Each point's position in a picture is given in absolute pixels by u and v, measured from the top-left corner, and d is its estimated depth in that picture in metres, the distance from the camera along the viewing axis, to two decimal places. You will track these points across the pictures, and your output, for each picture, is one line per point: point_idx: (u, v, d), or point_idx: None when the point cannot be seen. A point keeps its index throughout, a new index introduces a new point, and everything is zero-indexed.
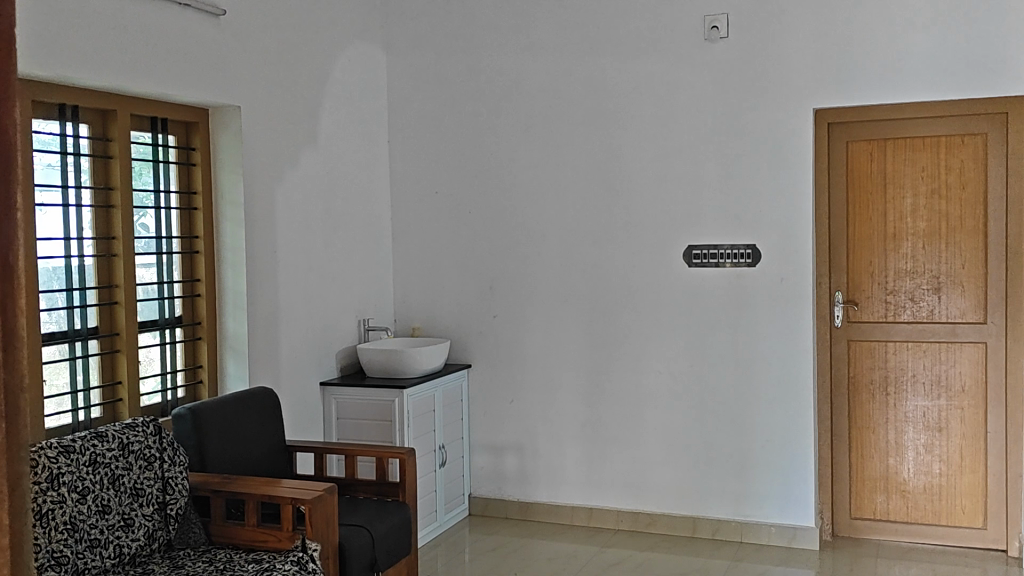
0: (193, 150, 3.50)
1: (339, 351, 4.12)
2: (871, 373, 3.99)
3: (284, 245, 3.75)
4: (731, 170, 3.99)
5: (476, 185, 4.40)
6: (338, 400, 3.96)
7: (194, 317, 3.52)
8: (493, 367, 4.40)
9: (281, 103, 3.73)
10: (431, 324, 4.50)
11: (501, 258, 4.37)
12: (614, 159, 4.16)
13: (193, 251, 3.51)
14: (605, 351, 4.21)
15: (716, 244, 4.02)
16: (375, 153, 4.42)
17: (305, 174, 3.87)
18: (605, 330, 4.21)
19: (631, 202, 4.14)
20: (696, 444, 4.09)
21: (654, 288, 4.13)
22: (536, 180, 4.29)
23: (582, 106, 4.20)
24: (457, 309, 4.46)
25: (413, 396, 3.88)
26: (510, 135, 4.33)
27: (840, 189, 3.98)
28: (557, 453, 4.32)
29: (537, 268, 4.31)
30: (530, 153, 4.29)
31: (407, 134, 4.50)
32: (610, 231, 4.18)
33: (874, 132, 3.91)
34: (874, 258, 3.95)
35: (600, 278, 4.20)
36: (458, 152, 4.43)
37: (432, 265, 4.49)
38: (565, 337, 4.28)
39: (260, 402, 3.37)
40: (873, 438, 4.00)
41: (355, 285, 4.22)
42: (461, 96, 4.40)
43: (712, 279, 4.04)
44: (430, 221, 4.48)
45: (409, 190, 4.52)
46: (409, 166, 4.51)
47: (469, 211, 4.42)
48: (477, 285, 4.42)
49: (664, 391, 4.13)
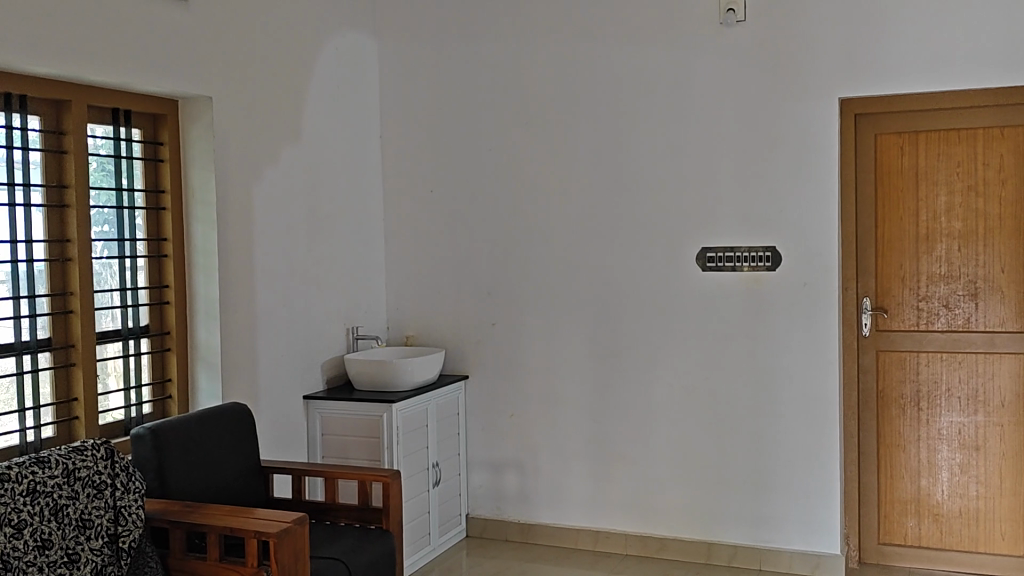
0: (160, 145, 3.22)
1: (326, 362, 3.82)
2: (901, 387, 3.66)
3: (262, 248, 3.46)
4: (748, 166, 3.67)
5: (474, 183, 4.10)
6: (323, 415, 3.66)
7: (162, 327, 3.24)
8: (493, 379, 4.10)
9: (260, 95, 3.45)
10: (426, 333, 4.21)
11: (501, 261, 4.07)
12: (621, 155, 3.85)
13: (160, 254, 3.22)
14: (612, 362, 3.90)
15: (732, 247, 3.71)
16: (366, 149, 4.13)
17: (286, 171, 3.58)
18: (611, 340, 3.90)
19: (640, 201, 3.83)
20: (710, 463, 3.78)
21: (665, 294, 3.81)
22: (538, 178, 3.99)
23: (586, 98, 3.89)
24: (454, 316, 4.16)
25: (403, 411, 3.59)
26: (510, 130, 4.03)
27: (867, 185, 3.64)
28: (561, 471, 4.01)
29: (539, 272, 4.00)
30: (531, 148, 3.99)
31: (400, 129, 4.21)
32: (618, 233, 3.87)
33: (906, 123, 3.58)
34: (904, 262, 3.63)
35: (607, 284, 3.90)
36: (455, 149, 4.13)
37: (427, 270, 4.20)
38: (569, 347, 3.97)
39: (230, 421, 3.08)
40: (904, 457, 3.67)
41: (343, 291, 3.93)
42: (457, 88, 4.11)
43: (728, 284, 3.72)
44: (425, 222, 4.19)
45: (402, 189, 4.22)
46: (403, 163, 4.22)
47: (467, 211, 4.12)
48: (475, 291, 4.12)
49: (676, 405, 3.82)
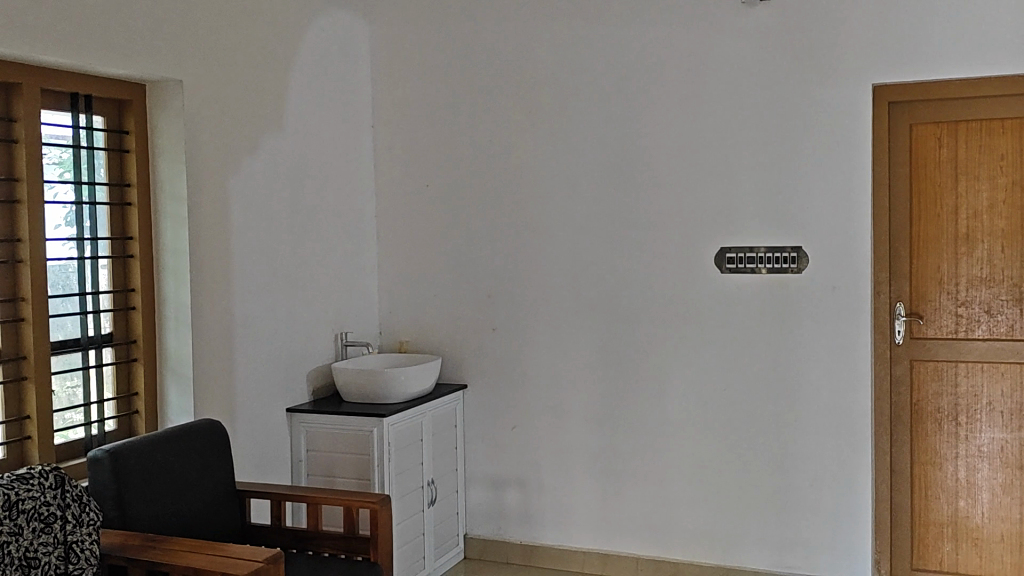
0: (126, 134, 2.91)
1: (312, 371, 3.52)
2: (937, 401, 3.35)
3: (241, 248, 3.16)
4: (771, 159, 3.37)
5: (473, 177, 3.80)
6: (308, 430, 3.36)
7: (128, 335, 2.93)
8: (492, 388, 3.80)
9: (238, 80, 3.15)
10: (421, 338, 3.90)
11: (502, 261, 3.77)
12: (633, 146, 3.54)
13: (126, 255, 2.92)
14: (622, 371, 3.60)
15: (753, 247, 3.41)
16: (357, 139, 3.83)
17: (267, 164, 3.28)
18: (622, 347, 3.60)
19: (654, 197, 3.52)
20: (728, 481, 3.48)
21: (680, 298, 3.51)
22: (543, 171, 3.68)
23: (595, 85, 3.59)
24: (451, 321, 3.86)
25: (395, 425, 3.30)
26: (511, 120, 3.72)
27: (902, 180, 3.32)
28: (566, 489, 3.71)
29: (543, 273, 3.70)
30: (535, 139, 3.69)
31: (394, 118, 3.91)
32: (629, 232, 3.56)
33: (945, 112, 3.27)
34: (942, 263, 3.31)
35: (617, 286, 3.59)
36: (452, 140, 3.82)
37: (423, 271, 3.89)
38: (575, 355, 3.67)
39: (200, 441, 2.80)
40: (940, 476, 3.36)
41: (330, 294, 3.63)
42: (455, 74, 3.80)
43: (750, 287, 3.42)
44: (420, 219, 3.89)
45: (395, 184, 3.92)
46: (396, 155, 3.91)
47: (465, 207, 3.82)
48: (474, 293, 3.82)
49: (691, 418, 3.52)
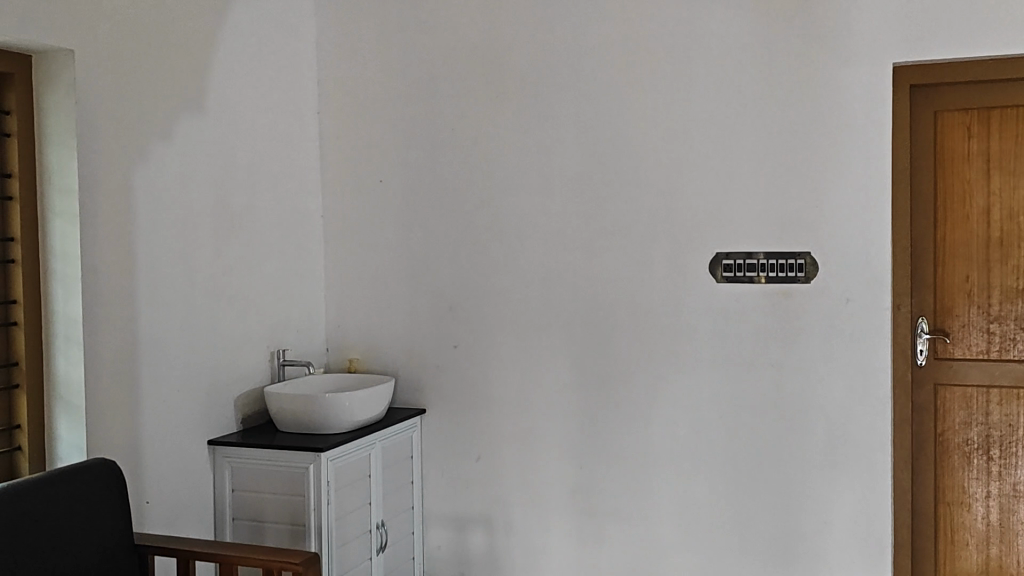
0: (6, 114, 2.40)
1: (241, 396, 3.03)
2: (965, 431, 2.89)
3: (148, 252, 2.67)
4: (773, 150, 2.91)
5: (431, 172, 3.32)
6: (234, 467, 2.88)
7: (8, 356, 2.43)
8: (453, 415, 3.30)
9: (147, 53, 2.66)
10: (373, 356, 3.41)
11: (465, 267, 3.28)
12: (614, 136, 3.08)
13: (5, 260, 2.41)
14: (601, 396, 3.11)
15: (753, 252, 2.94)
16: (298, 128, 3.34)
17: (184, 154, 2.80)
18: (601, 368, 3.11)
19: (637, 194, 3.06)
20: (724, 525, 3.00)
21: (668, 311, 3.03)
22: (511, 165, 3.21)
23: (570, 66, 3.13)
24: (406, 337, 3.37)
25: (336, 460, 2.81)
26: (475, 106, 3.25)
27: (925, 176, 2.88)
28: (537, 531, 3.22)
29: (511, 282, 3.22)
30: (501, 128, 3.22)
31: (343, 105, 3.43)
32: (610, 234, 3.09)
33: (975, 96, 2.82)
34: (972, 272, 2.86)
35: (595, 297, 3.11)
36: (409, 129, 3.35)
37: (375, 278, 3.40)
38: (548, 376, 3.18)
39: (87, 486, 2.30)
40: (968, 519, 2.90)
41: (264, 306, 3.14)
42: (412, 55, 3.33)
43: (748, 299, 2.95)
44: (372, 219, 3.40)
45: (344, 180, 3.44)
46: (345, 146, 3.43)
47: (423, 206, 3.33)
48: (433, 305, 3.33)
49: (680, 451, 3.03)
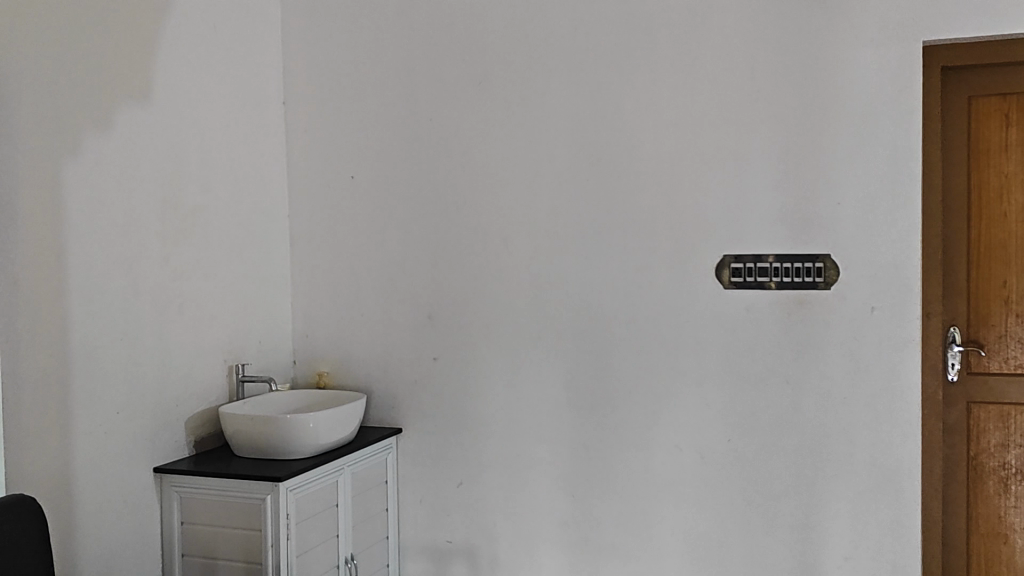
0: None
1: (194, 417, 2.72)
2: (1003, 454, 2.57)
3: (82, 257, 2.35)
4: (787, 141, 2.60)
5: (407, 166, 3.01)
6: (183, 497, 2.57)
7: None
8: (432, 435, 2.98)
9: (80, 30, 2.35)
10: (344, 370, 3.10)
11: (445, 273, 2.97)
12: (610, 125, 2.77)
13: None
14: (595, 414, 2.80)
15: (765, 254, 2.63)
16: (261, 119, 3.03)
17: (125, 146, 2.49)
18: (595, 383, 2.79)
19: (635, 190, 2.74)
20: (734, 560, 2.67)
21: (670, 321, 2.72)
22: (495, 158, 2.90)
23: (560, 49, 2.82)
24: (380, 348, 3.05)
25: (297, 490, 2.50)
26: (456, 94, 2.94)
27: (958, 170, 2.57)
28: (525, 564, 2.90)
29: (496, 288, 2.91)
30: (484, 118, 2.91)
31: (311, 94, 3.12)
32: (605, 236, 2.78)
33: (1013, 80, 2.52)
34: (1011, 277, 2.55)
35: (589, 306, 2.80)
36: (383, 120, 3.03)
37: (347, 284, 3.09)
38: (536, 392, 2.86)
39: (8, 529, 1.95)
40: (1006, 553, 2.58)
41: (220, 315, 2.83)
42: (386, 38, 3.02)
43: (760, 307, 2.63)
44: (343, 219, 3.09)
45: (313, 176, 3.13)
46: (314, 140, 3.12)
47: (398, 204, 3.02)
48: (409, 313, 3.01)
49: (684, 477, 2.71)
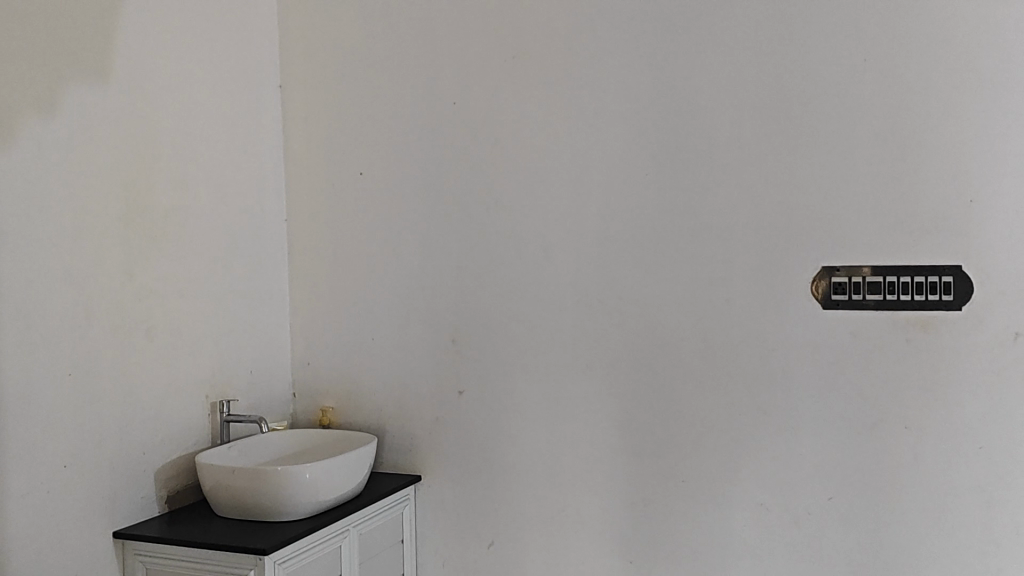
0: None
1: (165, 467, 2.22)
2: None
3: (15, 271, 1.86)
4: (902, 122, 2.06)
5: (425, 160, 2.50)
6: (149, 568, 2.07)
7: None
8: (457, 485, 2.47)
9: None
10: (352, 405, 2.59)
11: (472, 288, 2.46)
12: (675, 107, 2.25)
13: None
14: (657, 463, 2.27)
15: (873, 265, 2.09)
16: (251, 108, 2.55)
17: (74, 134, 2.00)
18: (656, 426, 2.27)
19: (708, 186, 2.22)
20: None
21: (752, 349, 2.19)
22: (532, 149, 2.39)
23: (611, 17, 2.31)
24: (394, 381, 2.55)
25: (287, 563, 2.00)
26: (483, 76, 2.44)
27: None
28: None
29: (532, 307, 2.39)
30: (519, 100, 2.40)
31: (314, 74, 2.63)
32: (669, 243, 2.26)
33: None
34: None
35: (649, 329, 2.27)
36: (396, 106, 2.54)
37: (355, 302, 2.59)
38: (582, 434, 2.34)
39: None
40: None
41: (200, 342, 2.34)
42: (400, 9, 2.53)
43: (866, 333, 2.10)
44: (350, 225, 2.60)
45: (316, 173, 2.64)
46: (318, 130, 2.63)
47: (417, 206, 2.52)
48: (429, 337, 2.50)
49: (770, 544, 2.17)
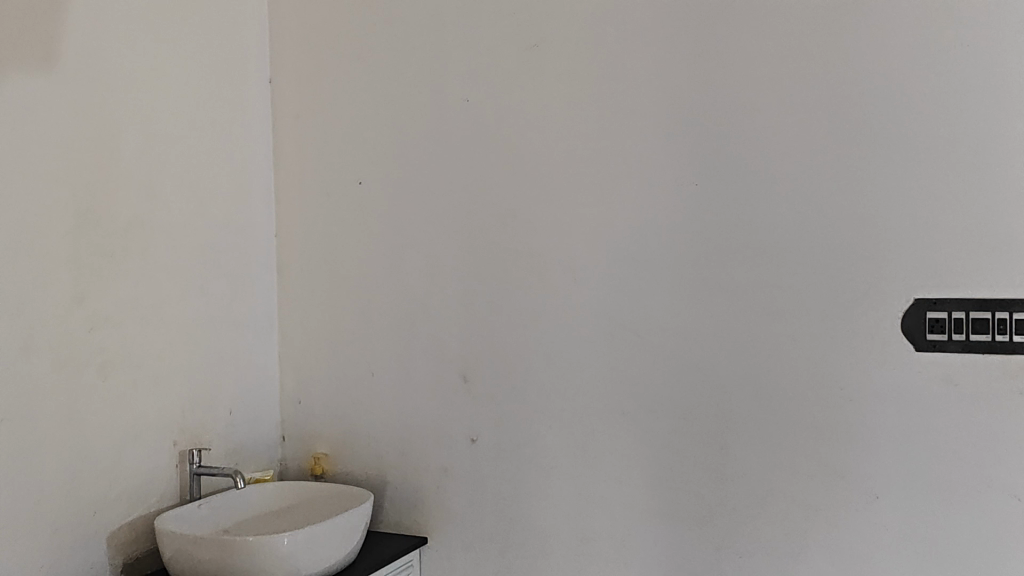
0: None
1: (123, 530, 1.88)
2: None
3: None
4: (1012, 117, 1.65)
5: (432, 168, 2.15)
6: None
7: None
8: (468, 549, 2.11)
9: None
10: (347, 451, 2.24)
11: (487, 319, 2.09)
12: (726, 103, 1.87)
13: None
14: (708, 532, 1.89)
15: (979, 298, 1.68)
16: (234, 108, 2.21)
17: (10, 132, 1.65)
18: (708, 487, 1.88)
19: (769, 198, 1.83)
20: None
21: (824, 397, 1.79)
22: (558, 155, 2.02)
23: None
24: (395, 424, 2.19)
25: None
26: (500, 70, 2.08)
27: None
28: None
29: (556, 342, 2.02)
30: (541, 98, 2.04)
31: (307, 70, 2.30)
32: (722, 266, 1.87)
33: None
34: None
35: (697, 370, 1.89)
36: (399, 106, 2.19)
37: (354, 333, 2.24)
38: (616, 494, 1.96)
39: None
40: None
41: (168, 381, 1.99)
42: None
43: (966, 380, 1.69)
44: (347, 243, 2.25)
45: (309, 184, 2.30)
46: (311, 134, 2.29)
47: (422, 221, 2.16)
48: (436, 373, 2.14)
49: None
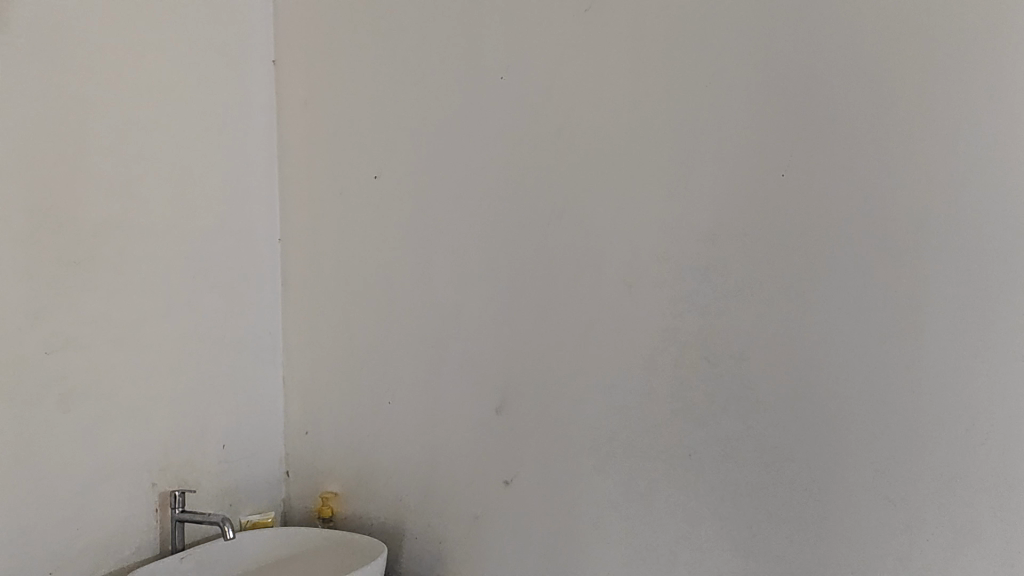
0: None
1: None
2: None
3: None
4: None
5: (458, 158, 1.83)
6: None
7: None
8: None
9: None
10: (360, 486, 1.94)
11: (524, 336, 1.75)
12: (821, 68, 1.49)
13: None
14: None
15: None
16: (232, 91, 1.91)
17: None
18: (800, 547, 1.51)
19: (879, 187, 1.45)
20: None
21: (953, 438, 1.40)
22: (608, 139, 1.67)
23: None
24: (415, 458, 1.87)
25: None
26: (540, 38, 1.74)
27: None
28: None
29: (606, 364, 1.68)
30: (590, 69, 1.69)
31: (317, 45, 1.99)
32: (818, 273, 1.49)
33: None
34: None
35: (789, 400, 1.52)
36: (420, 86, 1.87)
37: (367, 351, 1.93)
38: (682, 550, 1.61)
39: None
40: None
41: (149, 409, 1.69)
42: None
43: None
44: (360, 246, 1.94)
45: (318, 177, 1.99)
46: (321, 120, 1.99)
47: (446, 220, 1.84)
48: (462, 399, 1.82)
49: None
